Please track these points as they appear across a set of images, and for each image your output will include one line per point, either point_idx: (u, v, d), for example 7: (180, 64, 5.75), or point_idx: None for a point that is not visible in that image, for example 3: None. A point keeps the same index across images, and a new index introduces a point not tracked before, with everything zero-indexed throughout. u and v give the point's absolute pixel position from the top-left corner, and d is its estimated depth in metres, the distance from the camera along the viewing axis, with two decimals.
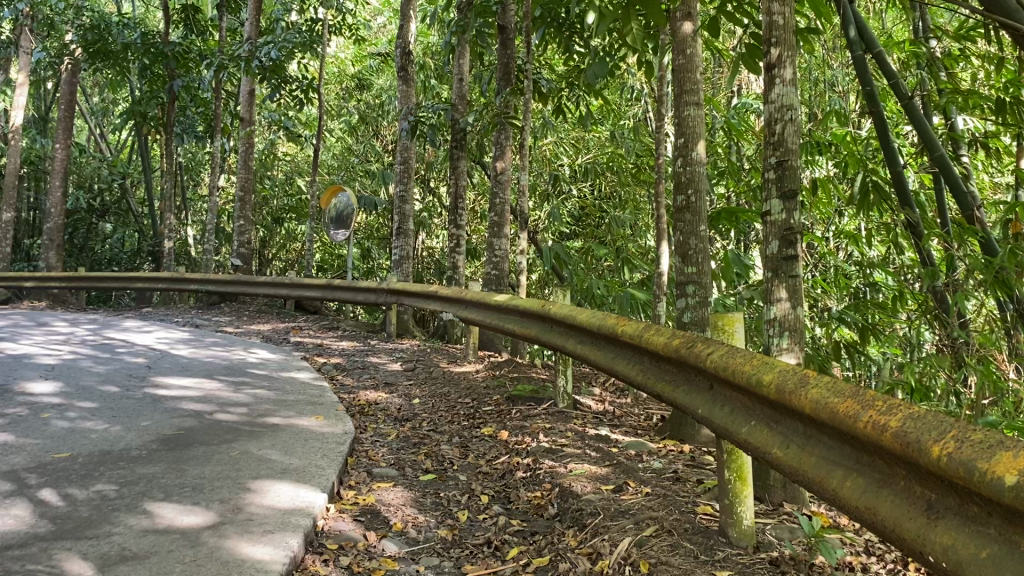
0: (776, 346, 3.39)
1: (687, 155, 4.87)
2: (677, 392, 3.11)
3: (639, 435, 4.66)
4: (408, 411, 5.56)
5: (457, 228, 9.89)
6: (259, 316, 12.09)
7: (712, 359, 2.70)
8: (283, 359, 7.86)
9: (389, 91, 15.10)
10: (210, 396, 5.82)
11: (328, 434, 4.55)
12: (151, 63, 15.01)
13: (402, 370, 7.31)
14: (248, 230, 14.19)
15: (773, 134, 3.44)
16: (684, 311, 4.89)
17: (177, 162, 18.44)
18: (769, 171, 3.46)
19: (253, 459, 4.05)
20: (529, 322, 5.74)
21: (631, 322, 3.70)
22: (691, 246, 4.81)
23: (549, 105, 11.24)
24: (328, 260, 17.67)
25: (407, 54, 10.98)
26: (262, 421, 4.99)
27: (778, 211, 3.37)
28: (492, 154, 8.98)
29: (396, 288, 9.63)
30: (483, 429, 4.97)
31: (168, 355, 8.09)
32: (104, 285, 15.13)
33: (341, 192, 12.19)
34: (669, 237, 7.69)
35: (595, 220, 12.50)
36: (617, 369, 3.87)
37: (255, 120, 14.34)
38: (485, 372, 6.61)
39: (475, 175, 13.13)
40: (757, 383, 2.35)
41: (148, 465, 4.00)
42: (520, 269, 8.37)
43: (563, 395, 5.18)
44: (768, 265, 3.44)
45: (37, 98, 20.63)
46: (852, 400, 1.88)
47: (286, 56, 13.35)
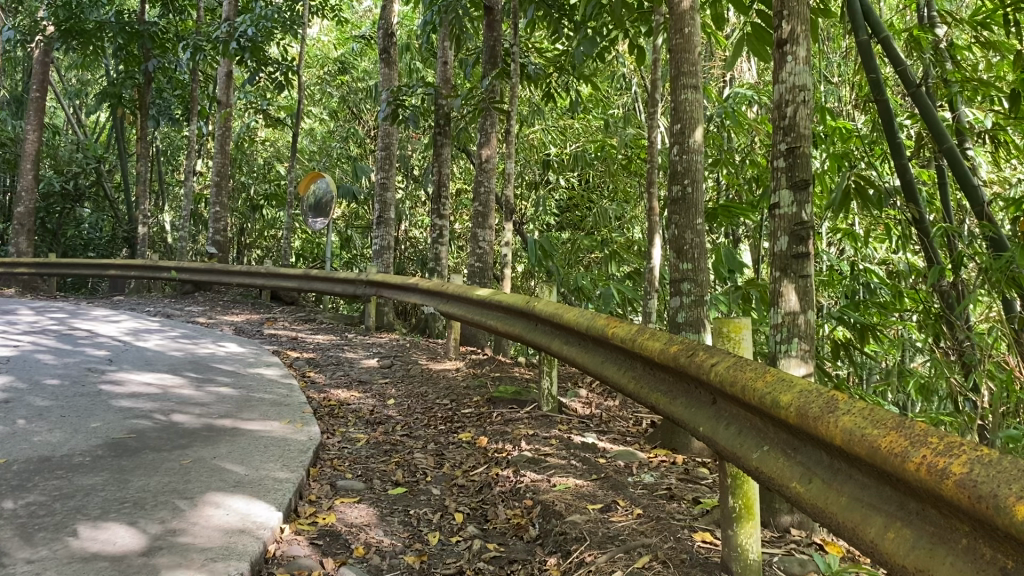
0: (784, 354, 3.05)
1: (683, 143, 4.53)
2: (673, 405, 2.78)
3: (627, 443, 4.33)
4: (381, 414, 5.19)
5: (440, 218, 9.52)
6: (234, 306, 11.68)
7: (715, 371, 2.37)
8: (254, 353, 7.47)
9: (372, 76, 14.69)
10: (170, 395, 5.43)
11: (291, 441, 4.18)
12: (125, 43, 14.51)
13: (378, 366, 6.95)
14: (224, 217, 13.75)
15: (784, 117, 3.11)
16: (678, 310, 4.54)
17: (154, 147, 17.96)
18: (779, 159, 3.13)
19: (205, 469, 3.68)
20: (512, 320, 5.40)
21: (622, 324, 3.36)
22: (687, 240, 4.46)
23: (536, 92, 10.87)
24: (308, 250, 17.28)
25: (389, 36, 10.59)
26: (222, 424, 4.61)
27: (788, 203, 3.06)
28: (477, 141, 8.60)
29: (376, 279, 9.28)
30: (461, 434, 4.62)
31: (133, 347, 7.68)
32: (76, 273, 14.66)
33: (321, 179, 11.79)
34: (660, 230, 7.36)
35: (581, 212, 12.18)
36: (606, 375, 3.52)
37: (233, 103, 13.90)
38: (466, 370, 6.26)
39: (460, 163, 12.77)
40: (772, 404, 2.02)
41: (89, 475, 3.62)
42: (504, 261, 8.03)
43: (547, 398, 4.83)
44: (775, 262, 3.10)
45: (10, 78, 20.04)
46: (897, 434, 1.55)
47: (265, 37, 12.90)
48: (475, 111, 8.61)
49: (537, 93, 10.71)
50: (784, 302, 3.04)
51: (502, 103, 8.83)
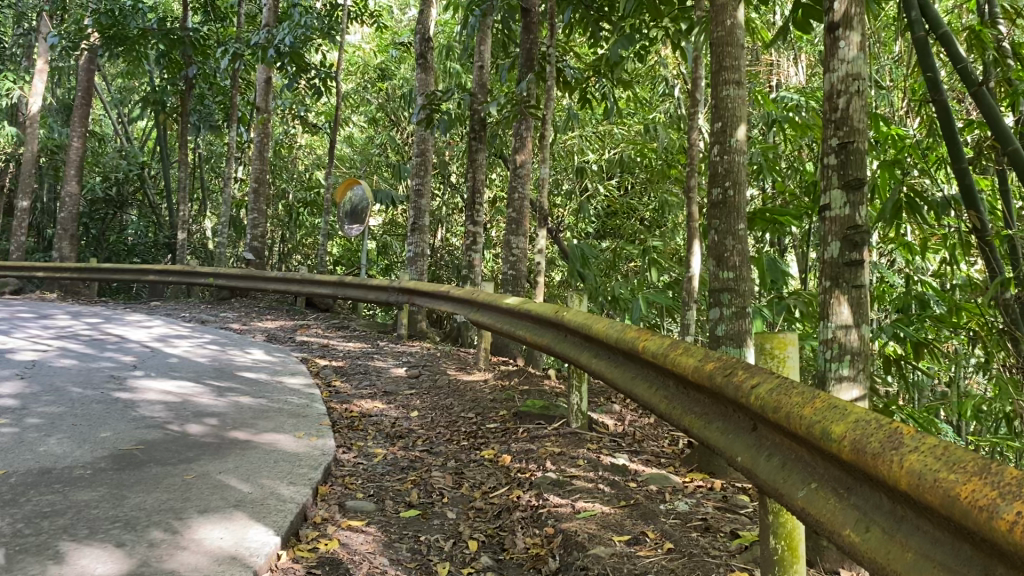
0: (834, 374, 2.72)
1: (724, 142, 4.24)
2: (709, 428, 2.48)
3: (661, 465, 4.03)
4: (402, 427, 4.95)
5: (473, 224, 9.28)
6: (268, 313, 11.57)
7: (756, 394, 2.07)
8: (281, 360, 7.29)
9: (411, 82, 14.51)
10: (187, 404, 5.25)
11: (303, 455, 3.96)
12: (167, 49, 14.51)
13: (405, 376, 6.71)
14: (261, 223, 13.67)
15: (836, 109, 2.79)
16: (718, 322, 4.24)
17: (197, 154, 18.03)
18: (829, 155, 2.82)
19: (208, 485, 3.47)
20: (542, 330, 5.13)
21: (655, 337, 3.06)
22: (728, 246, 4.15)
23: (575, 97, 10.57)
24: (346, 256, 17.18)
25: (426, 41, 10.39)
26: (236, 436, 4.40)
27: (840, 205, 2.76)
28: (511, 146, 8.34)
29: (408, 287, 9.08)
30: (484, 452, 4.36)
31: (160, 353, 7.55)
32: (117, 278, 14.71)
33: (357, 185, 11.62)
34: (701, 237, 7.02)
35: (621, 220, 11.84)
36: (636, 393, 3.23)
37: (271, 109, 13.83)
38: (494, 382, 5.99)
39: (497, 169, 12.52)
40: (822, 435, 1.72)
41: (86, 489, 3.42)
42: (539, 269, 7.75)
43: (576, 415, 4.54)
44: (825, 270, 2.79)
45: (59, 85, 20.32)
46: (981, 483, 1.25)
47: (304, 42, 12.78)
48: (510, 115, 8.36)
49: (576, 97, 10.41)
50: (835, 315, 2.72)
51: (539, 107, 8.53)
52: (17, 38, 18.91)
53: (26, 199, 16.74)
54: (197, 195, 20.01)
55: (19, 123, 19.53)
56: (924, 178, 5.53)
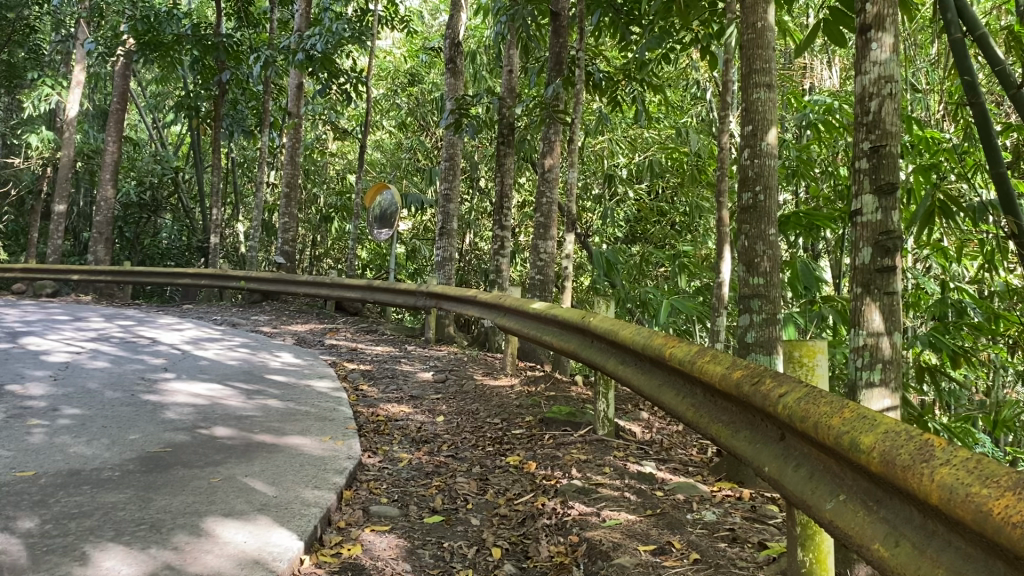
0: (866, 383, 2.65)
1: (754, 146, 4.18)
2: (736, 437, 2.44)
3: (688, 474, 3.98)
4: (428, 432, 4.94)
5: (501, 229, 9.27)
6: (298, 316, 11.63)
7: (784, 403, 2.03)
8: (309, 363, 7.33)
9: (441, 86, 14.53)
10: (215, 406, 5.29)
11: (328, 459, 3.96)
12: (201, 55, 14.69)
13: (432, 381, 6.70)
14: (292, 227, 13.75)
15: (867, 112, 2.74)
16: (747, 329, 4.19)
17: (229, 158, 18.22)
18: (861, 159, 2.76)
19: (234, 489, 3.48)
20: (569, 336, 5.09)
21: (682, 345, 3.02)
22: (758, 252, 4.09)
23: (604, 101, 10.52)
24: (375, 260, 17.25)
25: (455, 45, 10.40)
26: (262, 439, 4.42)
27: (872, 210, 2.70)
28: (540, 150, 8.32)
29: (436, 291, 9.09)
30: (509, 458, 4.33)
31: (191, 356, 7.62)
32: (150, 281, 14.90)
33: (386, 190, 11.66)
34: (732, 242, 6.94)
35: (651, 224, 11.76)
36: (663, 401, 3.19)
37: (303, 114, 13.93)
38: (521, 387, 5.96)
39: (526, 174, 12.49)
40: (850, 446, 1.67)
41: (114, 491, 3.44)
42: (567, 273, 7.71)
43: (603, 422, 4.50)
44: (856, 277, 2.73)
45: (95, 91, 20.66)
46: (1014, 499, 1.21)
47: (335, 47, 12.85)
48: (539, 119, 8.33)
49: (605, 100, 10.36)
50: (866, 323, 2.66)
51: (568, 111, 8.49)
52: (56, 45, 19.26)
53: (64, 202, 17.01)
54: (229, 199, 20.22)
55: (57, 128, 19.89)
56: (960, 181, 5.42)
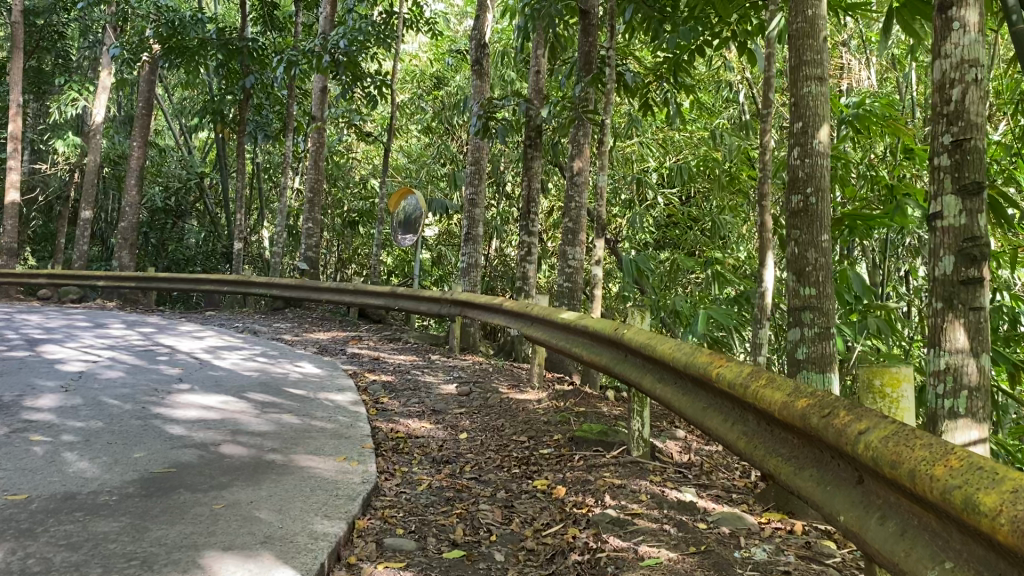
0: (948, 410, 2.56)
1: (805, 144, 3.85)
2: (800, 477, 2.11)
3: (733, 502, 3.64)
4: (450, 451, 4.64)
5: (528, 235, 8.95)
6: (320, 324, 11.39)
7: (870, 441, 1.70)
8: (329, 374, 7.06)
9: (466, 89, 14.25)
10: (226, 422, 5.02)
11: (341, 483, 3.66)
12: (226, 59, 14.54)
13: (455, 393, 6.40)
14: (316, 233, 13.53)
15: (950, 102, 2.59)
16: (798, 344, 3.81)
17: (254, 163, 18.06)
18: (941, 155, 2.63)
19: (236, 517, 3.20)
20: (600, 348, 4.78)
21: (732, 365, 2.69)
22: (809, 260, 3.74)
23: (636, 102, 10.18)
24: (401, 266, 17.00)
25: (482, 46, 10.12)
26: (272, 459, 4.13)
27: (954, 213, 2.58)
28: (568, 152, 8.00)
29: (462, 299, 8.81)
30: (536, 483, 4.01)
31: (208, 366, 7.40)
32: (174, 288, 14.78)
33: (411, 195, 11.38)
34: (774, 248, 6.55)
35: (683, 230, 11.40)
36: (708, 426, 2.86)
37: (327, 118, 13.72)
38: (549, 402, 5.65)
39: (554, 178, 12.19)
40: (966, 506, 1.34)
41: (107, 519, 3.17)
42: (596, 281, 7.37)
43: (637, 442, 4.18)
44: (937, 290, 2.62)
45: (122, 97, 20.68)
46: None
47: (359, 49, 12.59)
48: (568, 120, 8.04)
49: (636, 101, 10.03)
50: (952, 340, 2.55)
51: (598, 111, 8.15)
52: (83, 51, 19.31)
53: (90, 208, 16.97)
54: (254, 205, 20.09)
55: (84, 133, 19.94)
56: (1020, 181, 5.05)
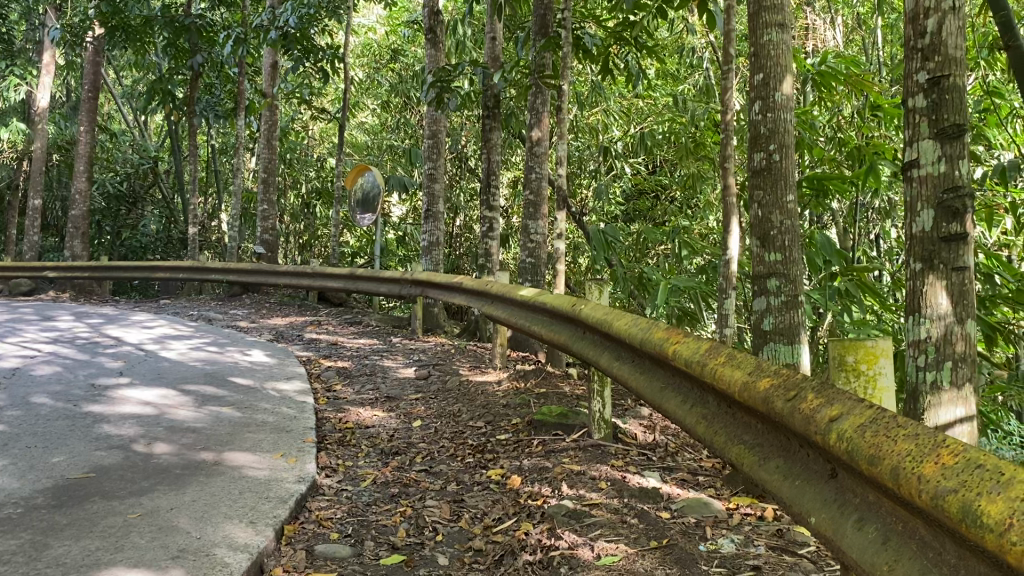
0: (933, 384, 2.53)
1: (766, 98, 3.57)
2: (764, 468, 1.83)
3: (699, 486, 3.39)
4: (400, 441, 4.35)
5: (489, 210, 8.63)
6: (279, 309, 11.00)
7: (844, 431, 1.42)
8: (281, 361, 6.72)
9: (424, 62, 13.81)
10: (161, 418, 4.67)
11: (274, 484, 3.37)
12: (172, 37, 13.95)
13: (413, 377, 6.11)
14: (272, 215, 13.09)
15: (925, 34, 2.55)
16: (764, 314, 3.53)
17: (209, 145, 17.50)
18: (918, 95, 2.60)
19: (152, 528, 2.88)
20: (559, 326, 4.50)
21: (690, 340, 2.42)
22: (773, 224, 3.47)
23: (596, 69, 9.84)
24: (364, 247, 16.60)
25: (435, 14, 9.72)
26: (204, 458, 3.81)
27: (931, 160, 2.56)
28: (526, 122, 7.64)
29: (422, 278, 8.50)
30: (490, 472, 3.73)
31: (154, 357, 7.02)
32: (128, 277, 14.28)
33: (367, 172, 10.97)
34: (739, 214, 6.27)
35: (648, 200, 11.14)
36: (665, 409, 2.58)
37: (279, 96, 13.24)
38: (508, 383, 5.37)
39: (516, 150, 11.84)
40: (967, 515, 1.06)
41: (4, 535, 2.83)
42: (558, 254, 7.07)
43: (599, 424, 3.90)
44: (915, 249, 2.60)
45: (69, 81, 19.92)
46: None
47: (309, 22, 12.07)
48: (524, 89, 7.68)
49: (597, 68, 9.70)
50: (933, 304, 2.52)
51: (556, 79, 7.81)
52: (26, 33, 18.55)
53: (39, 197, 16.37)
54: (211, 189, 19.52)
55: (31, 120, 19.21)
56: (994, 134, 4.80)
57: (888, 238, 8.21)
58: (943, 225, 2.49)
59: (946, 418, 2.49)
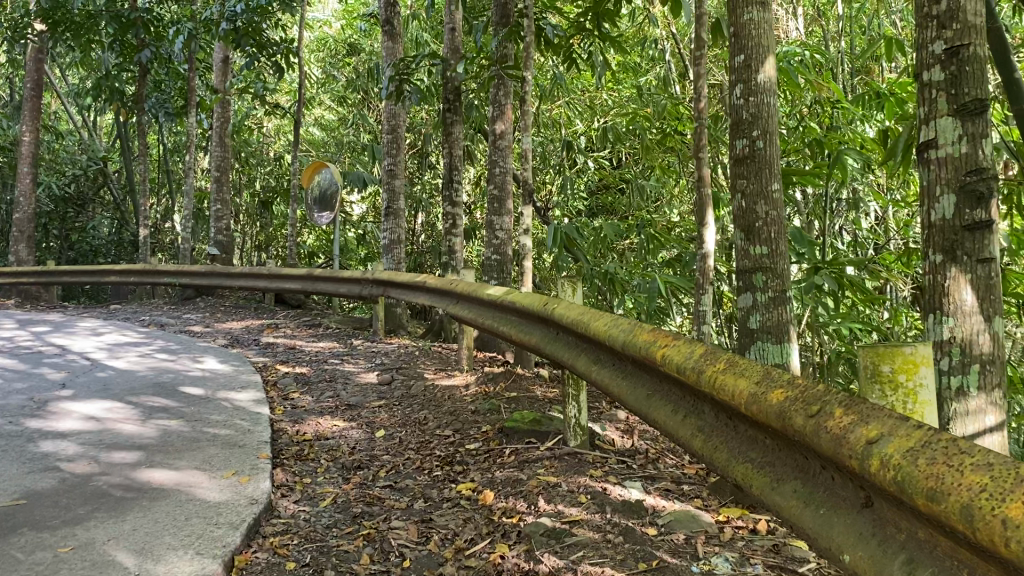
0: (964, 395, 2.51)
1: (748, 80, 3.34)
2: (778, 492, 1.61)
3: (684, 497, 3.17)
4: (363, 454, 4.08)
5: (452, 206, 8.35)
6: (234, 312, 10.61)
7: (892, 456, 1.20)
8: (235, 369, 6.39)
9: (381, 55, 13.48)
10: (103, 434, 4.33)
11: (225, 508, 3.08)
12: (118, 33, 13.43)
13: (375, 383, 5.82)
14: (226, 215, 12.67)
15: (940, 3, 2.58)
16: (750, 312, 3.33)
17: (160, 144, 16.97)
18: (934, 68, 2.61)
19: (85, 564, 2.58)
20: (529, 327, 4.26)
21: (681, 344, 2.19)
22: (759, 214, 3.29)
23: (558, 60, 9.60)
24: (323, 246, 16.22)
25: (391, 5, 9.41)
26: (149, 479, 3.50)
27: (951, 138, 2.57)
28: (489, 115, 7.37)
29: (383, 278, 8.23)
30: (460, 486, 3.48)
31: (100, 367, 6.64)
32: (76, 282, 13.75)
33: (324, 169, 10.62)
34: (713, 207, 6.07)
35: (614, 194, 10.96)
36: (654, 419, 2.35)
37: (231, 92, 12.85)
38: (476, 386, 5.11)
39: (478, 145, 11.56)
40: None
41: None
42: (524, 251, 6.83)
43: (574, 431, 3.65)
44: (936, 241, 2.60)
45: (11, 80, 19.21)
46: None
47: (262, 15, 11.67)
48: (485, 81, 7.42)
49: (560, 59, 9.46)
50: (956, 301, 2.52)
51: (518, 69, 7.56)
52: None
53: None
54: (164, 190, 18.96)
55: None
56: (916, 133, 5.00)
57: (857, 229, 8.10)
58: (967, 211, 2.51)
59: (974, 428, 2.47)
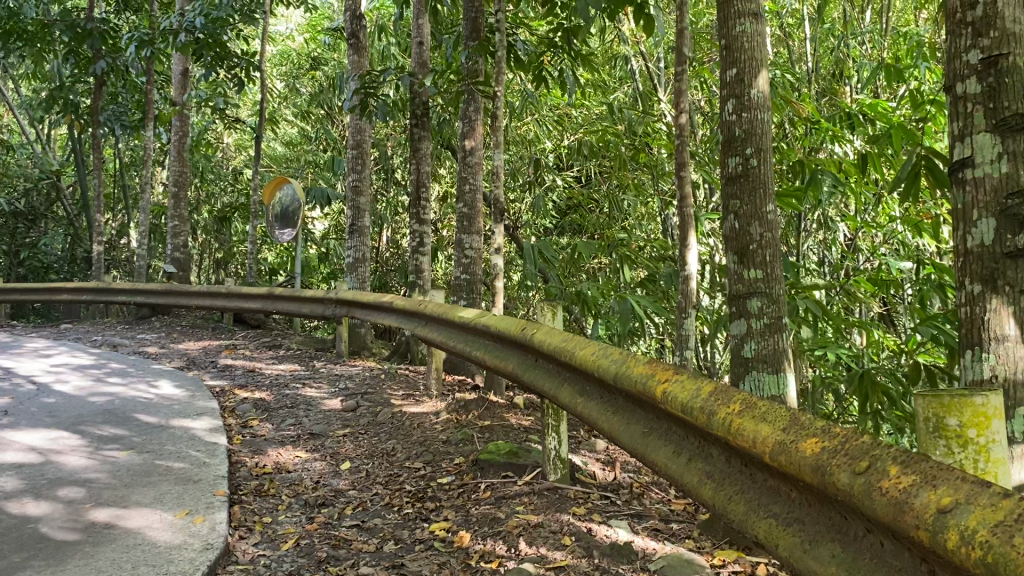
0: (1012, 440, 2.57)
1: (741, 96, 3.35)
2: (814, 557, 1.41)
3: (673, 539, 2.97)
4: (327, 489, 3.83)
5: (420, 223, 8.11)
6: (192, 333, 10.25)
7: (982, 536, 1.00)
8: (191, 394, 6.06)
9: (345, 70, 13.23)
10: (46, 468, 4.00)
11: (176, 554, 2.81)
12: (73, 44, 12.99)
13: (340, 409, 5.56)
14: (184, 232, 12.29)
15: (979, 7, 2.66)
16: (744, 340, 3.30)
17: (116, 158, 16.49)
18: (973, 77, 2.68)
19: None
20: (504, 351, 4.05)
21: (683, 380, 1.99)
22: (753, 236, 3.26)
23: (528, 78, 9.44)
24: (285, 264, 15.86)
25: (357, 18, 9.18)
26: (92, 519, 3.21)
27: (991, 157, 2.63)
28: (458, 131, 7.16)
29: (347, 298, 7.97)
30: (432, 526, 3.24)
31: (47, 391, 6.28)
32: (25, 300, 13.23)
33: (286, 185, 10.34)
34: (695, 227, 5.92)
35: (583, 213, 10.83)
36: (652, 462, 2.14)
37: (189, 106, 12.50)
38: (448, 413, 4.87)
39: (445, 162, 11.35)
40: None
41: None
42: (495, 271, 6.62)
43: (554, 464, 3.43)
44: (974, 270, 2.67)
45: None
46: None
47: (222, 27, 11.35)
48: (454, 96, 7.21)
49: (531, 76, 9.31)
50: (1000, 332, 2.58)
51: (487, 84, 7.35)
52: None
53: None
54: (118, 205, 18.45)
55: None
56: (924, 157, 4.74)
57: (829, 251, 8.03)
58: (1009, 238, 2.57)
59: None
